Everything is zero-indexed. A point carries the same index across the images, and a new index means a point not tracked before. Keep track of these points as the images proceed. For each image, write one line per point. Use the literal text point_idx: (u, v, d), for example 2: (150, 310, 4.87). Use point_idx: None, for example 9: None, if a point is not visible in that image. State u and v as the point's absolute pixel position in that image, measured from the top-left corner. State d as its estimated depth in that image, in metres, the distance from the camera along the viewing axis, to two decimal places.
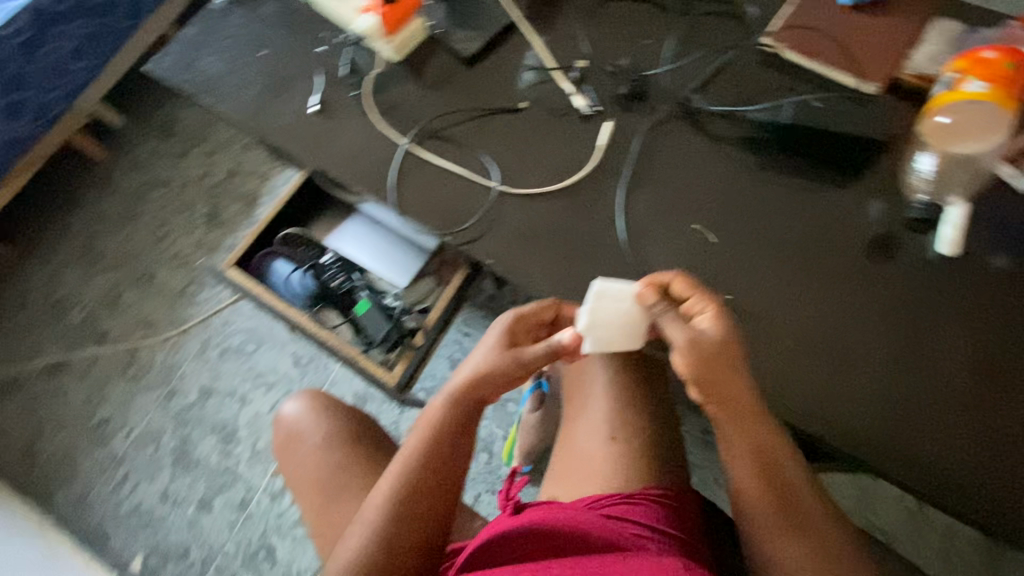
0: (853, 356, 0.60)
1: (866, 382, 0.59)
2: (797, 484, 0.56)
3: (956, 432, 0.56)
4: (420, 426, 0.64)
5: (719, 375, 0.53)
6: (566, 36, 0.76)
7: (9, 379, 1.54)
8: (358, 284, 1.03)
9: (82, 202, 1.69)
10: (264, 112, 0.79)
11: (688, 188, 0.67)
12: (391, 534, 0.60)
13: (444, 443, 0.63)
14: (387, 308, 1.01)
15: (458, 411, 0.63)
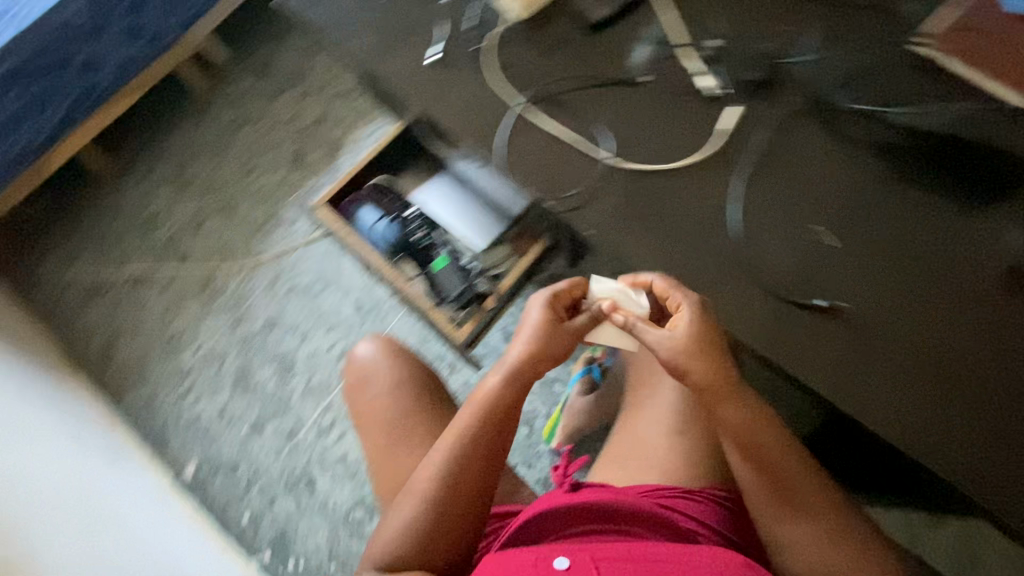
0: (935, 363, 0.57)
1: (935, 390, 0.56)
2: (794, 471, 0.61)
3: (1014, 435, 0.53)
4: (473, 402, 0.71)
5: (698, 359, 0.60)
6: (700, 15, 0.75)
7: (99, 283, 1.65)
8: (438, 241, 1.06)
9: (181, 128, 1.78)
10: (383, 58, 0.81)
11: (812, 188, 0.65)
12: (444, 504, 0.67)
13: (489, 423, 0.70)
14: (464, 267, 1.04)
15: (505, 391, 0.70)
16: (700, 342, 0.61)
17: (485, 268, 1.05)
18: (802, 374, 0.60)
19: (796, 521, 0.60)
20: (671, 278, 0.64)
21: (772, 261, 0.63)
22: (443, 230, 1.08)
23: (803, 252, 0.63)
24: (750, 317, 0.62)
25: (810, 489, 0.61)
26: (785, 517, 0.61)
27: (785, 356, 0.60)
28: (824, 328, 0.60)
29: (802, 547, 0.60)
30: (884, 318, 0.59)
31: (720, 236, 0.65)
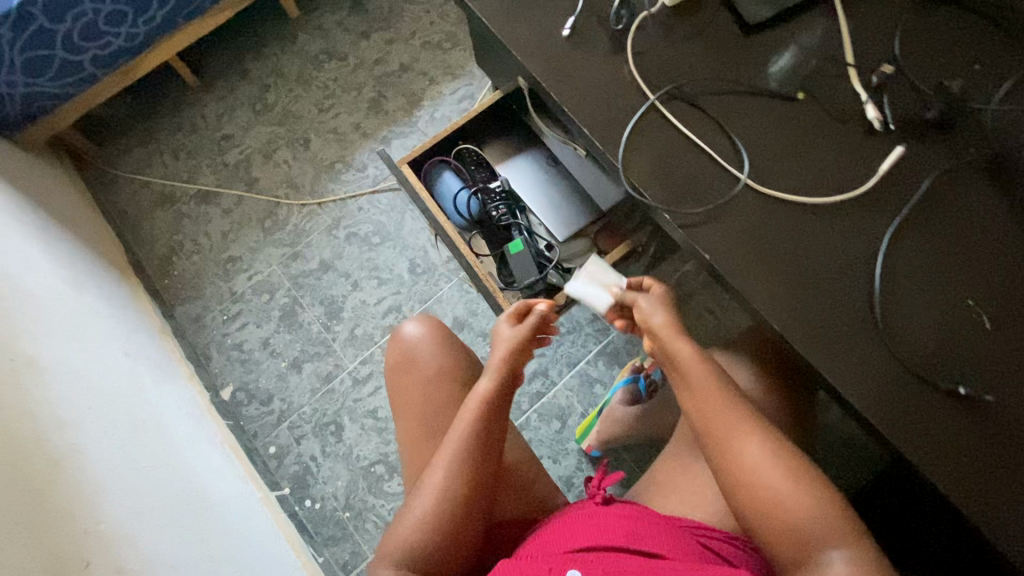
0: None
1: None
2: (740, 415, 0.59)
3: (984, 433, 0.51)
4: (470, 406, 0.75)
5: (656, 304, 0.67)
6: (877, 34, 0.64)
7: (164, 192, 1.62)
8: (518, 223, 1.02)
9: (266, 52, 1.72)
10: (513, 19, 0.73)
11: (975, 253, 0.56)
12: (459, 504, 0.70)
13: (493, 420, 0.74)
14: (540, 256, 1.00)
15: (498, 389, 0.76)
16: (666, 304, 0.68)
17: (561, 262, 1.01)
18: (927, 468, 0.51)
19: (745, 451, 0.56)
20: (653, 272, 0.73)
21: (913, 333, 0.54)
22: (525, 211, 1.04)
23: (952, 329, 0.54)
24: (870, 386, 0.54)
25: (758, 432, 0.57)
26: (732, 451, 0.57)
27: (908, 444, 0.52)
28: (963, 422, 0.51)
29: (759, 488, 0.55)
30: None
31: (853, 293, 0.56)
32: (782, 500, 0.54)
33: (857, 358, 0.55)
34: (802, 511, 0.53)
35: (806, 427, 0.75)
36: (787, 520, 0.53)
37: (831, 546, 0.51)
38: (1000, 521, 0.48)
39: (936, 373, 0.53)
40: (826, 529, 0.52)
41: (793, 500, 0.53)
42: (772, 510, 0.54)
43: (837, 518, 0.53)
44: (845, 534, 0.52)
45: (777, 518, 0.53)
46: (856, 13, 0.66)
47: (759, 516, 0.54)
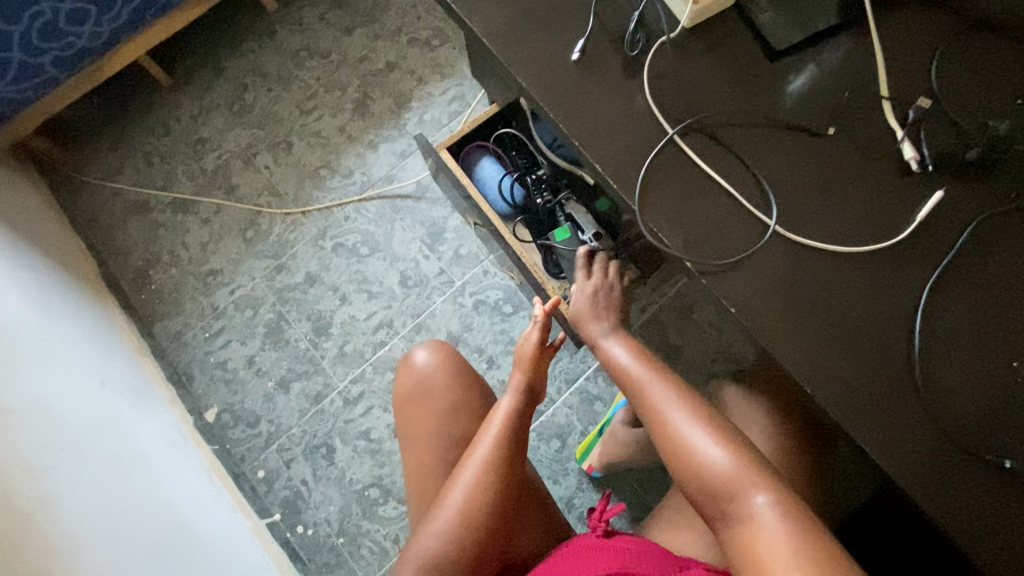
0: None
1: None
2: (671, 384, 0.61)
3: (962, 438, 0.49)
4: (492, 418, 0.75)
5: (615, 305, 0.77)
6: (913, 65, 0.60)
7: (138, 200, 1.52)
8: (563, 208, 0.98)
9: (243, 48, 1.61)
10: (518, 41, 0.67)
11: (1019, 313, 0.52)
12: (485, 524, 0.68)
13: (518, 440, 0.73)
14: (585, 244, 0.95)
15: (520, 412, 0.76)
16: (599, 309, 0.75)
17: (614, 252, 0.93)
18: (980, 557, 0.47)
19: (675, 413, 0.59)
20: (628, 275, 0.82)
21: (955, 400, 0.50)
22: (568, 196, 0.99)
23: (998, 394, 0.50)
24: (913, 460, 0.49)
25: (687, 398, 0.60)
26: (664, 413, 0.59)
27: (958, 527, 0.48)
28: (1010, 500, 0.48)
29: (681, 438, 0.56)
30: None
31: (891, 353, 0.52)
32: (700, 446, 0.55)
33: (898, 428, 0.50)
34: (719, 457, 0.54)
35: (818, 472, 0.70)
36: (705, 466, 0.54)
37: (750, 487, 0.51)
38: (973, 533, 0.47)
39: (982, 446, 0.49)
40: (746, 473, 0.52)
41: (710, 445, 0.55)
42: (691, 457, 0.55)
43: (758, 465, 0.53)
44: (765, 481, 0.51)
45: (695, 463, 0.54)
46: (889, 38, 0.61)
47: (681, 465, 0.55)
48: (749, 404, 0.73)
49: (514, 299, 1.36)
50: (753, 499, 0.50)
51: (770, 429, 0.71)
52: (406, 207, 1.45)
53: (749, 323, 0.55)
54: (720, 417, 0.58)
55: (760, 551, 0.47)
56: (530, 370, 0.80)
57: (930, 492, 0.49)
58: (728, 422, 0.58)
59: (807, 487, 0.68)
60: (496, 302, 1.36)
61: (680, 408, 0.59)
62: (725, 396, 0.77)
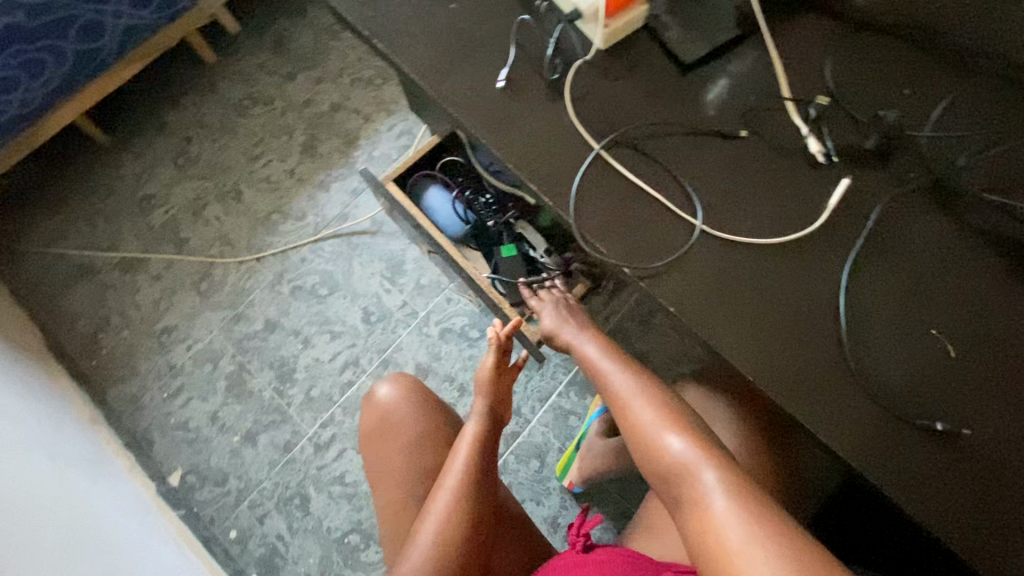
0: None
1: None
2: (633, 387, 0.63)
3: (896, 406, 0.52)
4: (462, 442, 0.75)
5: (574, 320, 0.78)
6: (810, 66, 0.65)
7: (83, 264, 1.47)
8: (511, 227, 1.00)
9: (184, 101, 1.60)
10: (446, 74, 0.69)
11: (932, 284, 0.55)
12: (459, 549, 0.68)
13: (487, 462, 0.73)
14: (532, 262, 0.98)
15: (488, 435, 0.76)
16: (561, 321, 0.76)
17: (562, 266, 0.96)
18: (924, 517, 0.49)
19: (639, 413, 0.59)
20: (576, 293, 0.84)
21: (885, 370, 0.53)
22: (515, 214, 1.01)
23: (922, 362, 0.53)
24: (852, 432, 0.52)
25: (653, 394, 0.61)
26: (630, 414, 0.60)
27: (901, 491, 0.50)
28: (946, 460, 0.50)
29: (646, 432, 0.57)
30: (1010, 451, 0.49)
31: (822, 334, 0.55)
32: (662, 438, 0.56)
33: (836, 403, 0.53)
34: (678, 446, 0.54)
35: (782, 460, 0.72)
36: (667, 458, 0.54)
37: (704, 470, 0.51)
38: (914, 495, 0.49)
39: (914, 412, 0.51)
40: (702, 458, 0.52)
41: (672, 437, 0.55)
42: (654, 449, 0.56)
43: (717, 450, 0.53)
44: (720, 463, 0.52)
45: (657, 453, 0.55)
46: (785, 45, 0.66)
47: (646, 460, 0.56)
48: (709, 400, 0.76)
49: (479, 323, 1.36)
50: (706, 480, 0.50)
51: (730, 421, 0.73)
52: (362, 243, 1.44)
53: (687, 320, 0.57)
54: (684, 412, 0.59)
55: (712, 530, 0.46)
56: (491, 393, 0.80)
57: (874, 462, 0.51)
58: (691, 415, 0.59)
59: (772, 473, 0.70)
60: (461, 328, 1.36)
61: (646, 404, 0.60)
62: (685, 394, 0.79)
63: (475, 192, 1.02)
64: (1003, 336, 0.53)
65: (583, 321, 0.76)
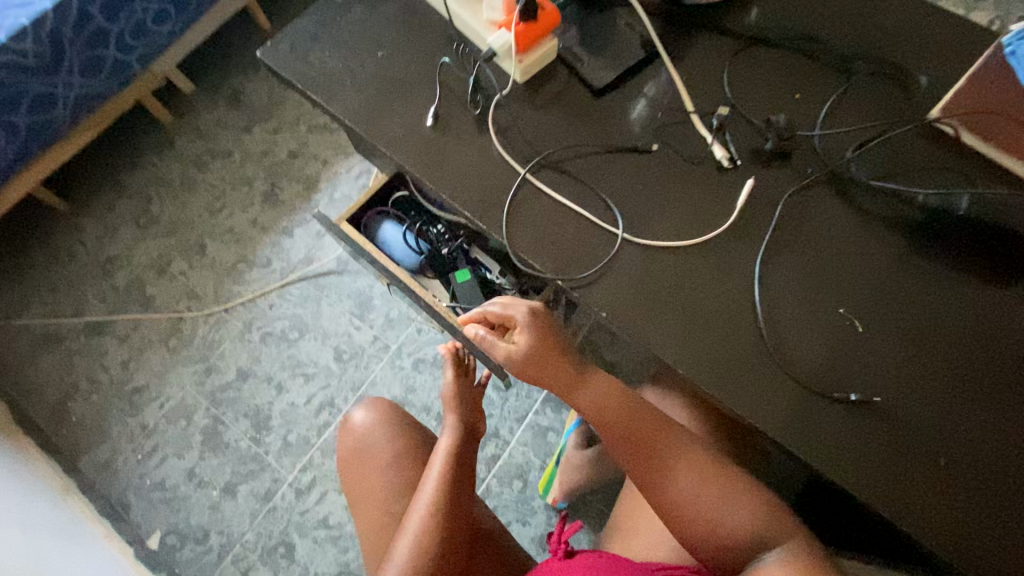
0: (983, 460, 0.52)
1: (989, 494, 0.51)
2: (663, 442, 0.61)
3: (824, 380, 0.56)
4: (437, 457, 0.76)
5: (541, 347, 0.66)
6: (710, 80, 0.71)
7: (49, 332, 1.46)
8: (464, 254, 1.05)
9: (143, 163, 1.62)
10: (378, 117, 0.73)
11: (837, 265, 0.60)
12: (438, 561, 0.69)
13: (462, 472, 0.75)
14: (488, 283, 1.03)
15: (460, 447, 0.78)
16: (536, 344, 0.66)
17: (519, 285, 1.02)
18: (843, 481, 0.53)
19: (677, 477, 0.59)
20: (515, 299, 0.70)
21: (800, 349, 0.57)
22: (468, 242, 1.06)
23: (831, 339, 0.57)
24: (773, 409, 0.55)
25: (674, 445, 0.61)
26: (667, 479, 0.59)
27: (823, 460, 0.53)
28: (862, 426, 0.54)
29: (679, 496, 0.58)
30: (916, 411, 0.54)
31: (741, 323, 0.59)
32: (717, 512, 0.57)
33: (759, 385, 0.56)
34: (738, 521, 0.56)
35: (740, 452, 0.76)
36: (724, 529, 0.56)
37: (766, 544, 0.55)
38: (833, 461, 0.53)
39: (830, 384, 0.55)
40: (760, 528, 0.56)
41: (726, 509, 0.57)
42: (705, 518, 0.57)
43: (772, 515, 0.56)
44: (777, 531, 0.56)
45: (712, 525, 0.56)
46: (686, 64, 0.72)
47: (699, 530, 0.57)
48: (666, 399, 0.79)
49: None
50: (769, 554, 0.55)
51: (687, 417, 0.76)
52: (329, 283, 1.46)
53: (618, 324, 0.61)
54: (722, 467, 0.60)
55: None
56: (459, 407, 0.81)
57: (797, 435, 0.54)
58: (727, 467, 0.60)
59: (730, 462, 0.73)
60: (434, 357, 1.38)
61: (675, 462, 0.60)
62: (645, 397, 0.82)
63: (428, 224, 1.06)
64: (905, 309, 0.58)
65: (556, 335, 0.68)
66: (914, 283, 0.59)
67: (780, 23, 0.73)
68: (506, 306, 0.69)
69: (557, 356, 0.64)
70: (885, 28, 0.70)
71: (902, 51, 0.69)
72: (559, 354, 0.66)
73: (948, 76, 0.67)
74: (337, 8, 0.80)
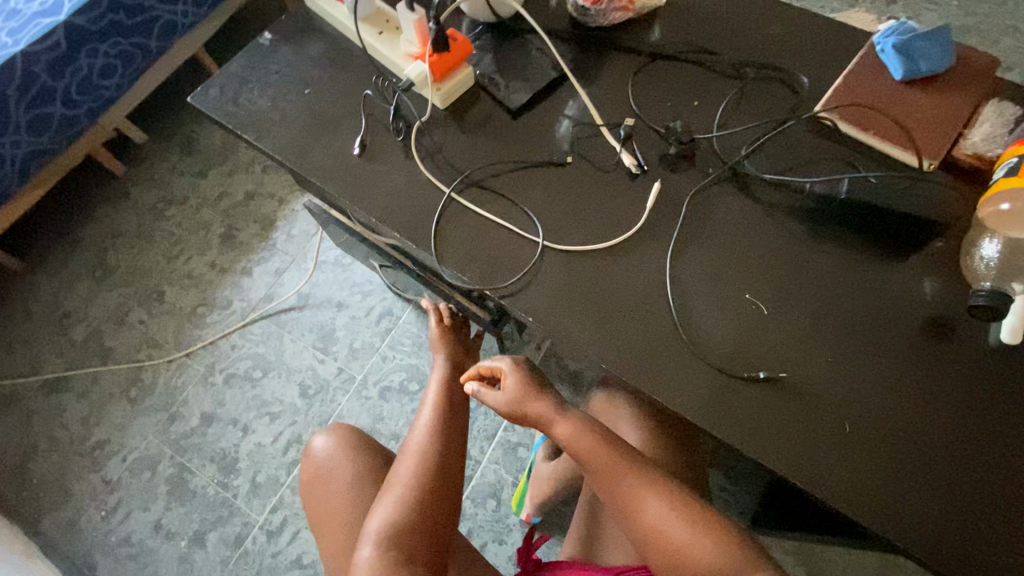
0: (916, 449, 0.55)
1: (925, 481, 0.54)
2: (639, 472, 0.61)
3: (766, 363, 0.59)
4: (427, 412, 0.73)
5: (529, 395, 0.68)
6: (617, 94, 0.76)
7: (4, 394, 1.43)
8: None
9: (97, 215, 1.62)
10: (308, 150, 0.76)
11: (745, 259, 0.64)
12: (421, 520, 0.63)
13: (451, 428, 0.72)
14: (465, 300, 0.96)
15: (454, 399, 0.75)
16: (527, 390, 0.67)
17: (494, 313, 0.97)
18: (767, 460, 0.56)
19: (649, 512, 0.58)
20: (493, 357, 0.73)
21: (711, 335, 0.61)
22: None
23: (738, 323, 0.61)
24: (695, 394, 0.58)
25: (645, 476, 0.61)
26: (639, 514, 0.59)
27: (745, 440, 0.56)
28: (784, 400, 0.58)
29: (652, 529, 0.58)
30: (838, 398, 0.57)
31: (656, 317, 0.62)
32: (684, 543, 0.56)
33: (678, 371, 0.59)
34: (705, 553, 0.55)
35: (688, 448, 0.78)
36: (694, 560, 0.56)
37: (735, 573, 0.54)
38: (758, 440, 0.56)
39: (745, 365, 0.59)
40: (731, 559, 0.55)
41: (695, 539, 0.56)
42: (675, 545, 0.57)
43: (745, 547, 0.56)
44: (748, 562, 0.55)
45: (679, 552, 0.56)
46: (594, 81, 0.77)
47: (669, 560, 0.57)
48: (612, 401, 0.83)
49: (417, 374, 1.38)
50: None
51: (632, 418, 0.79)
52: (291, 319, 1.46)
53: (546, 327, 0.63)
54: (694, 502, 0.59)
55: None
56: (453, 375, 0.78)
57: (722, 423, 0.57)
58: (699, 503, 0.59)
59: (673, 454, 0.76)
60: (400, 383, 1.37)
61: (647, 495, 0.59)
62: (594, 400, 0.85)
63: None
64: (823, 291, 0.62)
65: (544, 383, 0.70)
66: (815, 265, 0.63)
67: (679, 38, 0.79)
68: (489, 361, 0.72)
69: (540, 394, 0.66)
70: (772, 37, 0.77)
71: (788, 57, 0.75)
72: (548, 397, 0.68)
73: (828, 77, 0.73)
74: (265, 52, 0.84)
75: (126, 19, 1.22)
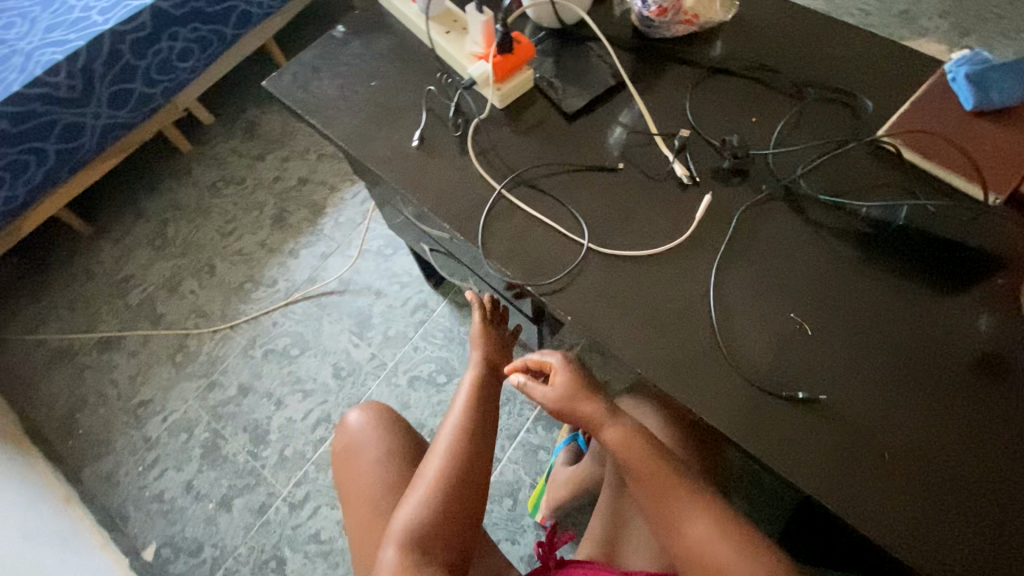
0: (964, 488, 0.53)
1: (975, 523, 0.52)
2: (682, 484, 0.61)
3: (808, 378, 0.59)
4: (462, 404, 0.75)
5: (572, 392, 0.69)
6: (674, 106, 0.76)
7: (63, 347, 1.53)
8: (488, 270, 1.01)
9: (161, 188, 1.72)
10: (369, 139, 0.80)
11: (794, 278, 0.64)
12: (449, 506, 0.66)
13: (483, 416, 0.73)
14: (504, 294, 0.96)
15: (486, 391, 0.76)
16: (573, 388, 0.68)
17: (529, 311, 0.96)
18: (804, 481, 0.55)
19: (690, 529, 0.58)
20: (542, 352, 0.74)
21: (752, 350, 0.61)
22: None
23: (779, 341, 0.61)
24: (731, 406, 0.58)
25: (682, 489, 0.61)
26: (679, 529, 0.59)
27: (782, 454, 0.56)
28: (824, 420, 0.57)
29: (693, 544, 0.58)
30: (878, 430, 0.56)
31: (696, 326, 0.62)
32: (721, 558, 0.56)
33: (717, 383, 0.60)
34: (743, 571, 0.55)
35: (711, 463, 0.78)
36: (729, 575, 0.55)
37: None
38: (795, 458, 0.56)
39: (786, 384, 0.59)
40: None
41: (731, 554, 0.56)
42: (710, 559, 0.56)
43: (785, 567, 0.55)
44: None
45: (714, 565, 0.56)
46: (652, 92, 0.78)
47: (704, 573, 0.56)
48: (640, 407, 0.83)
49: (446, 367, 1.40)
50: None
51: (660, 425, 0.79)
52: (331, 303, 1.51)
53: (586, 327, 0.64)
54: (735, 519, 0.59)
55: None
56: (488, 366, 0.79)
57: (756, 435, 0.57)
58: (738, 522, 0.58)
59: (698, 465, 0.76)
60: (429, 374, 1.40)
61: (692, 512, 0.59)
62: (620, 404, 0.86)
63: None
64: (876, 316, 0.61)
65: (591, 383, 0.71)
66: (867, 290, 0.63)
67: (741, 55, 0.79)
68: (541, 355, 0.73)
69: (585, 392, 0.67)
70: (838, 60, 0.76)
71: (853, 81, 0.74)
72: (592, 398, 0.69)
73: (894, 102, 0.72)
74: (337, 44, 0.88)
75: (206, 7, 1.30)
